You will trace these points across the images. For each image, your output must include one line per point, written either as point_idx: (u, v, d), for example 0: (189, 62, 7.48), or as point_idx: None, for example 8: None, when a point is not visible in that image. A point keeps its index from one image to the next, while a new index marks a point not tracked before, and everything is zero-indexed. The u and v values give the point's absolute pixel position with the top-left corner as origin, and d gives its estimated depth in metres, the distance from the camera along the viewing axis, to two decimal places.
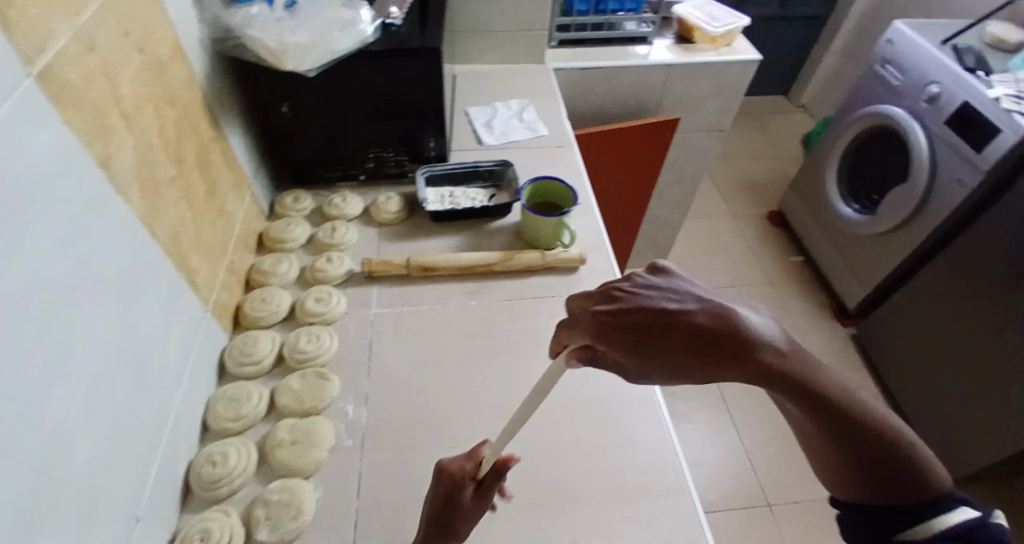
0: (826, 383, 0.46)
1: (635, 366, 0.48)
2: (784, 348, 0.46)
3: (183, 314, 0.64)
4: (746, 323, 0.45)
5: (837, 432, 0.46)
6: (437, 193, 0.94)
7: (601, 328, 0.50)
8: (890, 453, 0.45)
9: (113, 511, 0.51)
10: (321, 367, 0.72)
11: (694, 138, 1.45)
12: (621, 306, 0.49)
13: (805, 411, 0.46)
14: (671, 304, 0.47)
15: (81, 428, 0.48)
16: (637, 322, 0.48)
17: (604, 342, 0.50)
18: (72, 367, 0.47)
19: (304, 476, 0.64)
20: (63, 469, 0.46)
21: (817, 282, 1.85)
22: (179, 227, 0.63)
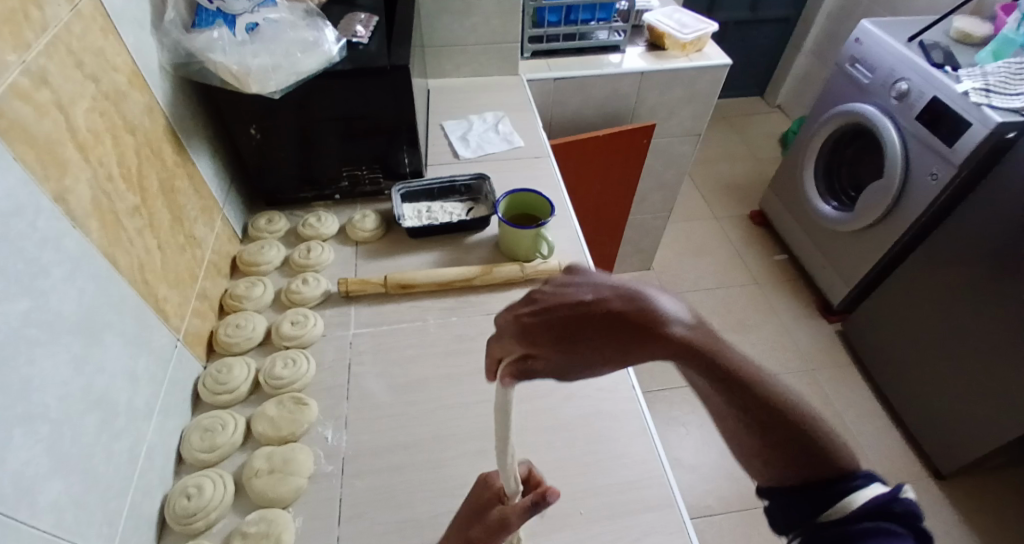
0: (734, 359, 0.47)
1: (565, 362, 0.48)
2: (692, 327, 0.48)
3: (153, 346, 0.62)
4: (655, 304, 0.48)
5: (750, 408, 0.46)
6: (414, 209, 0.94)
7: (525, 327, 0.50)
8: (800, 428, 0.46)
9: None
10: (298, 392, 0.71)
11: (671, 143, 1.46)
12: (541, 303, 0.50)
13: (716, 389, 0.47)
14: (587, 293, 0.49)
15: (47, 472, 0.47)
16: (560, 316, 0.48)
17: (530, 341, 0.49)
18: (29, 408, 0.46)
19: (283, 506, 0.62)
20: (28, 517, 0.44)
21: (801, 280, 1.85)
22: (144, 257, 0.62)
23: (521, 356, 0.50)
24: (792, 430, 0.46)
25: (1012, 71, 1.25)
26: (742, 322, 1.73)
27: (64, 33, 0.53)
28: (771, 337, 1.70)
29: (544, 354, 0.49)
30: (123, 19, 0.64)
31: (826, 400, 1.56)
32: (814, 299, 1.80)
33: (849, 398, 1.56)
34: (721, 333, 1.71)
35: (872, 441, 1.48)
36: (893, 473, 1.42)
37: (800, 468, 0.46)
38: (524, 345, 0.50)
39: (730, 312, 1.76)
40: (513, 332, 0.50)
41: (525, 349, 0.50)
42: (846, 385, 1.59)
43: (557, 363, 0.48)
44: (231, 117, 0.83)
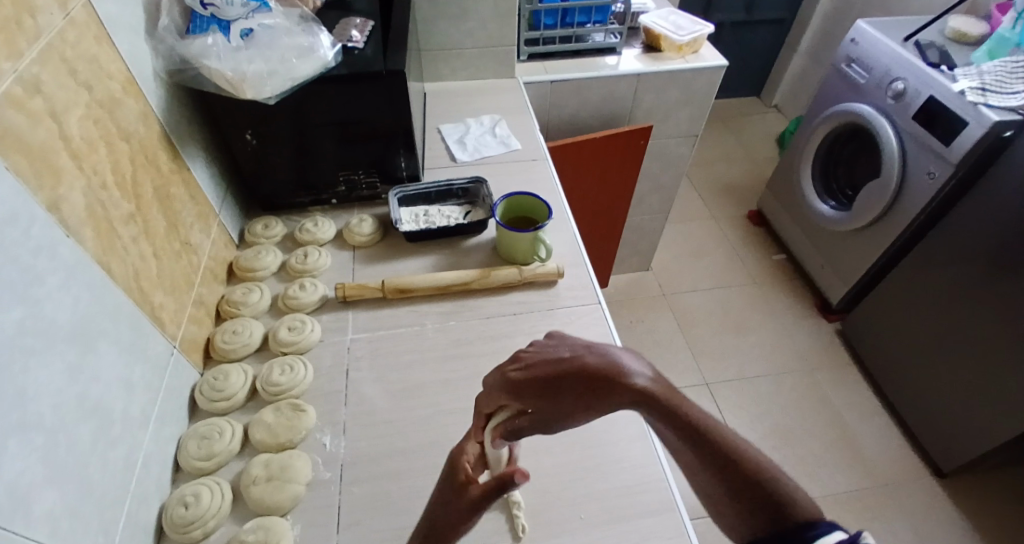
0: (693, 408, 0.50)
1: (545, 414, 0.54)
2: (654, 379, 0.52)
3: (149, 353, 0.62)
4: (619, 358, 0.52)
5: (710, 455, 0.48)
6: (411, 213, 0.93)
7: (513, 383, 0.55)
8: (758, 477, 0.47)
9: None
10: (296, 399, 0.71)
11: (669, 144, 1.46)
12: (529, 361, 0.55)
13: (677, 435, 0.50)
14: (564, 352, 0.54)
15: (42, 483, 0.46)
16: (540, 373, 0.53)
17: (517, 396, 0.55)
18: (24, 417, 0.45)
19: (280, 513, 0.62)
20: (23, 528, 0.44)
21: (800, 280, 1.85)
22: (139, 264, 0.62)
23: (511, 409, 0.56)
24: (751, 477, 0.47)
25: (1008, 70, 1.26)
26: (741, 323, 1.73)
27: (58, 41, 0.53)
28: (771, 338, 1.70)
29: (528, 408, 0.54)
30: (117, 25, 0.63)
31: (826, 400, 1.55)
32: (813, 299, 1.80)
33: (849, 399, 1.56)
34: (720, 334, 1.71)
35: (872, 441, 1.47)
36: (893, 473, 1.42)
37: (763, 516, 0.46)
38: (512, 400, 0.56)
39: (729, 312, 1.76)
40: (503, 387, 0.56)
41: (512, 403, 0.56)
42: (845, 385, 1.59)
43: (538, 416, 0.54)
44: (226, 123, 0.83)
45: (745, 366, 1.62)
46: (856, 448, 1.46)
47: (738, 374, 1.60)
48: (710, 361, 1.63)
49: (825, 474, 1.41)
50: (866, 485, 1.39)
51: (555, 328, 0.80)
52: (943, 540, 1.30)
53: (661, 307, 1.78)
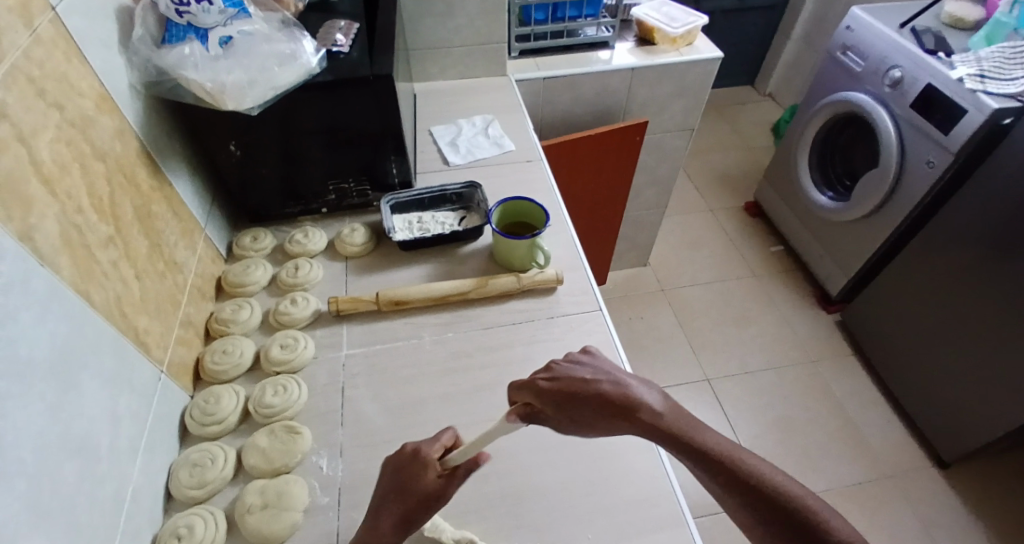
0: (713, 441, 0.52)
1: (564, 422, 0.54)
2: (670, 409, 0.54)
3: (136, 382, 0.59)
4: (636, 390, 0.54)
5: (737, 488, 0.49)
6: (404, 220, 0.91)
7: (539, 387, 0.56)
8: (786, 507, 0.48)
9: None
10: (290, 420, 0.68)
11: (665, 138, 1.43)
12: (556, 373, 0.56)
13: (702, 469, 0.51)
14: (590, 374, 0.55)
15: (26, 531, 0.43)
16: (566, 384, 0.55)
17: (541, 399, 0.55)
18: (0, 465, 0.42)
19: (278, 542, 0.59)
20: None
21: (800, 271, 1.83)
22: (120, 289, 0.59)
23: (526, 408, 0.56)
24: (776, 505, 0.48)
25: (1006, 56, 1.23)
26: (740, 316, 1.72)
27: (23, 60, 0.50)
28: (771, 330, 1.68)
29: (548, 410, 0.55)
30: (87, 38, 0.60)
31: (828, 391, 1.54)
32: (812, 290, 1.78)
33: (851, 390, 1.55)
34: (720, 327, 1.69)
35: (874, 432, 1.47)
36: (899, 464, 1.41)
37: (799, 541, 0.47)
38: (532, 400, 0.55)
39: (728, 305, 1.74)
40: (527, 387, 0.56)
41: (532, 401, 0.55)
42: (847, 376, 1.58)
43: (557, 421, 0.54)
44: (209, 135, 0.80)
45: (746, 360, 1.61)
46: (859, 439, 1.45)
47: (739, 368, 1.59)
48: (710, 355, 1.62)
49: (829, 466, 1.40)
50: (869, 476, 1.38)
51: (555, 337, 0.78)
52: (948, 530, 1.30)
53: (660, 301, 1.76)
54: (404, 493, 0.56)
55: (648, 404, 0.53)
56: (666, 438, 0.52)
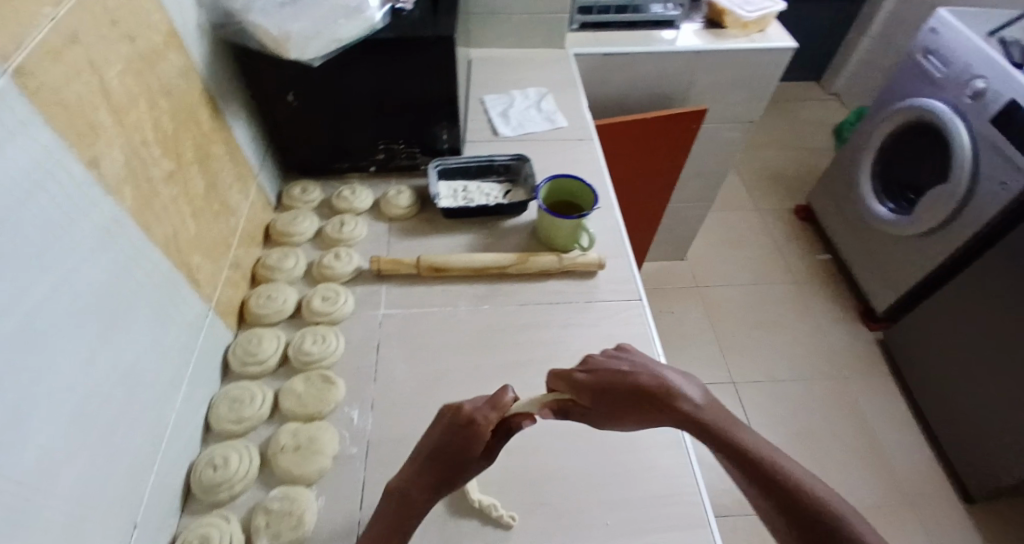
0: (755, 444, 0.50)
1: (599, 412, 0.56)
2: (709, 408, 0.53)
3: (184, 317, 0.60)
4: (674, 382, 0.54)
5: (774, 494, 0.47)
6: (450, 187, 0.90)
7: (573, 379, 0.57)
8: (827, 523, 0.45)
9: (110, 524, 0.46)
10: (326, 370, 0.69)
11: (722, 129, 1.38)
12: (594, 366, 0.57)
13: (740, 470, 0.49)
14: (624, 368, 0.56)
15: (76, 441, 0.43)
16: (600, 378, 0.56)
17: (576, 390, 0.56)
18: (62, 383, 0.42)
19: (306, 484, 0.60)
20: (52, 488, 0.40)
21: (845, 283, 1.77)
22: (178, 225, 0.59)
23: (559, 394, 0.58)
24: (804, 509, 0.46)
25: None
26: (776, 321, 1.67)
27: None
28: (807, 340, 1.64)
29: (582, 401, 0.56)
30: None
31: (859, 409, 1.50)
32: (855, 304, 1.72)
33: (882, 409, 1.50)
34: (754, 330, 1.65)
35: (901, 456, 1.42)
36: (923, 492, 1.36)
37: None
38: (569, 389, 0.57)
39: (765, 309, 1.70)
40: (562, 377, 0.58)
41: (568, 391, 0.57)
42: (881, 396, 1.53)
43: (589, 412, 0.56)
44: (268, 82, 0.79)
45: (776, 366, 1.57)
46: (886, 461, 1.41)
47: (768, 374, 1.56)
48: (739, 358, 1.59)
49: (849, 484, 1.37)
50: (890, 499, 1.35)
51: (591, 322, 0.77)
52: None
53: (694, 297, 1.73)
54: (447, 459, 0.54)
55: (685, 399, 0.53)
56: (704, 434, 0.52)
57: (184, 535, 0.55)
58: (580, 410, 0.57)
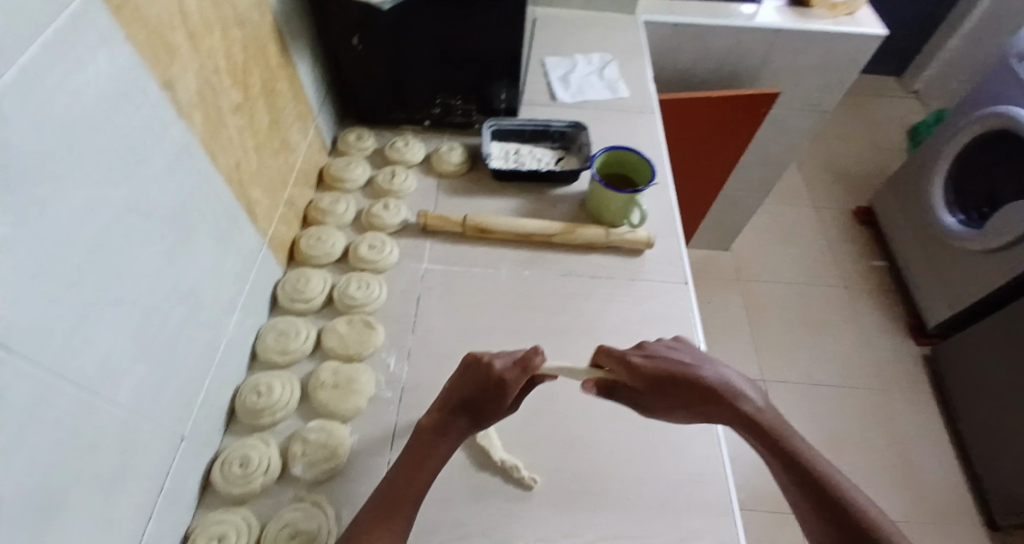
0: (809, 453, 0.50)
1: (650, 399, 0.55)
2: (765, 411, 0.53)
3: (240, 248, 0.62)
4: (735, 382, 0.55)
5: (821, 503, 0.47)
6: (502, 148, 0.89)
7: (630, 362, 0.55)
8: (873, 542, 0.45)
9: (161, 436, 0.49)
10: (367, 315, 0.71)
11: (790, 117, 1.31)
12: (651, 354, 0.56)
13: (788, 475, 0.50)
14: (684, 360, 0.56)
15: (135, 355, 0.45)
16: (660, 366, 0.55)
17: (632, 374, 0.55)
18: (128, 296, 0.43)
19: (341, 420, 0.62)
20: (112, 396, 0.42)
21: (897, 293, 1.70)
22: (241, 157, 0.60)
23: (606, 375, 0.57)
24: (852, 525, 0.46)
25: None
26: (818, 323, 1.62)
27: None
28: (848, 346, 1.58)
29: (635, 386, 0.55)
30: None
31: (894, 423, 1.45)
32: (906, 316, 1.65)
33: (919, 426, 1.45)
34: (794, 329, 1.61)
35: (932, 476, 1.38)
36: (949, 515, 1.32)
37: None
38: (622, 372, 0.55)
39: (808, 310, 1.65)
40: (616, 359, 0.56)
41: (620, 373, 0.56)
42: (919, 413, 1.47)
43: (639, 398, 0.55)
44: (335, 25, 0.79)
45: (812, 369, 1.53)
46: (914, 479, 1.37)
47: (803, 376, 1.52)
48: (773, 356, 1.55)
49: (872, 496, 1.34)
50: (914, 517, 1.32)
51: (633, 299, 0.76)
52: None
53: (735, 289, 1.69)
54: (478, 404, 0.55)
55: (743, 398, 0.54)
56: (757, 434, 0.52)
57: (225, 454, 0.57)
58: (628, 394, 0.56)
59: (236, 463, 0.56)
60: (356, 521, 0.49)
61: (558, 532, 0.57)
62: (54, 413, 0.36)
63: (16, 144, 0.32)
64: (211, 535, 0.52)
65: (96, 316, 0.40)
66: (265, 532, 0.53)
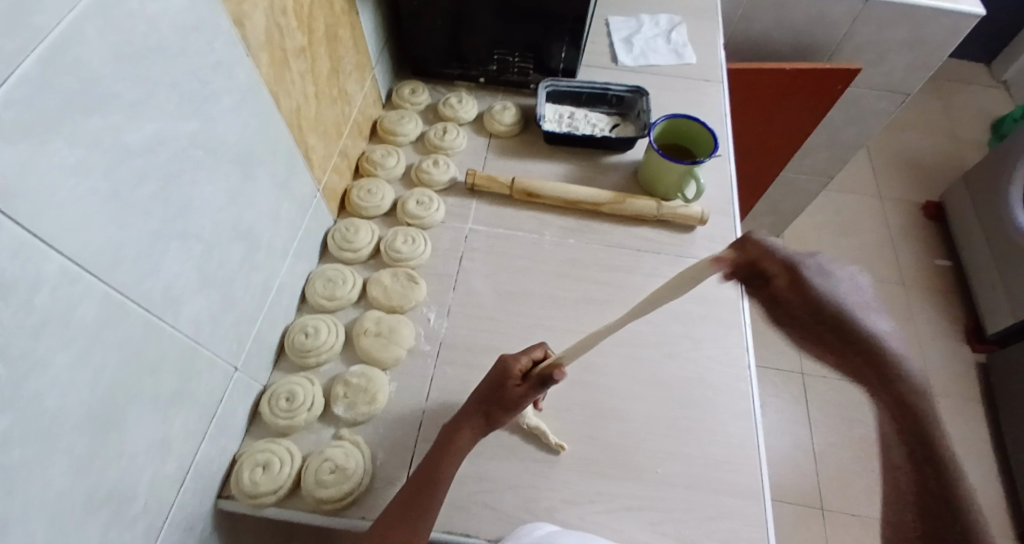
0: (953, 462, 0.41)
1: (794, 324, 0.43)
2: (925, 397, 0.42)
3: (296, 192, 0.63)
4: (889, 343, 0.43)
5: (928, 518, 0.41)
6: (556, 111, 0.87)
7: (799, 274, 0.42)
8: None
9: (216, 366, 0.51)
10: (412, 270, 0.72)
11: (867, 99, 1.22)
12: (820, 272, 0.43)
13: (908, 476, 0.42)
14: (853, 297, 0.44)
15: (196, 286, 0.46)
16: (827, 291, 0.43)
17: (794, 287, 0.42)
18: (192, 229, 0.45)
19: (382, 368, 0.64)
20: (174, 323, 0.44)
21: (958, 297, 1.61)
22: (301, 101, 0.61)
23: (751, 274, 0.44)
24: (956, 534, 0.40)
25: None
26: None
27: None
28: None
29: (790, 303, 0.42)
30: None
31: None
32: (964, 320, 1.57)
33: (963, 435, 1.40)
34: None
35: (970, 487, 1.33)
36: None
37: None
38: (781, 280, 0.42)
39: None
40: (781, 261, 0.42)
41: (779, 280, 0.42)
42: (965, 422, 1.42)
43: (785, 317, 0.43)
44: None
45: None
46: None
47: None
48: None
49: None
50: None
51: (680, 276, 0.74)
52: None
53: None
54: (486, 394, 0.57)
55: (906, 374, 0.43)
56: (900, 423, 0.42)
57: (273, 388, 0.60)
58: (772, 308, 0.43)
59: (283, 398, 0.59)
60: (387, 509, 0.52)
61: (583, 498, 0.58)
62: (119, 334, 0.38)
63: (95, 70, 0.33)
64: (257, 461, 0.55)
65: (161, 246, 0.41)
66: (307, 464, 0.56)
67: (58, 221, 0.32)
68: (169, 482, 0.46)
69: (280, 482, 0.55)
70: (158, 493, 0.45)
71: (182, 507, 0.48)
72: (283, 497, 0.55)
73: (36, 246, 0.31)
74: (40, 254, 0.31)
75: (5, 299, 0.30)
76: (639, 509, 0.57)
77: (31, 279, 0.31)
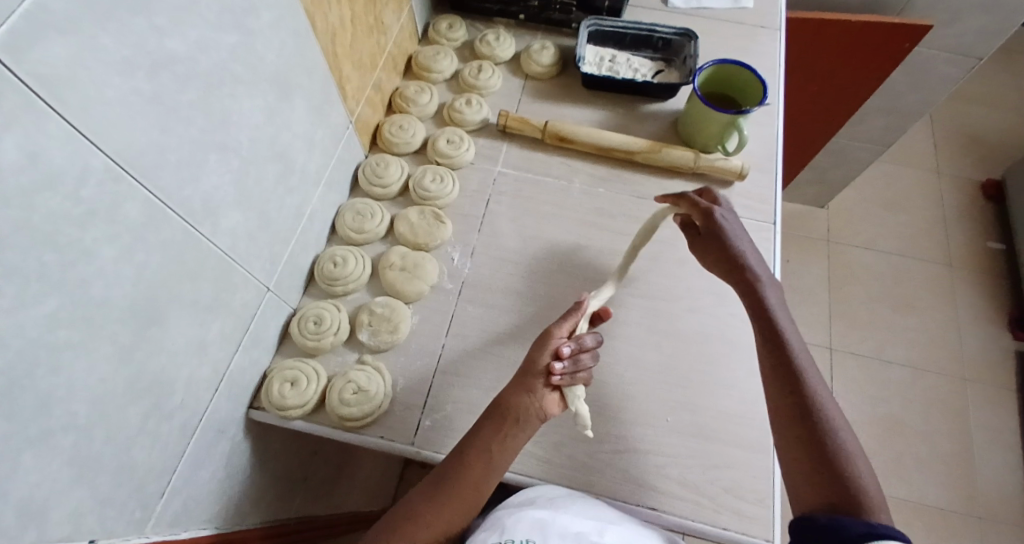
0: (815, 375, 0.53)
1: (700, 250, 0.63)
2: (791, 328, 0.56)
3: (330, 121, 0.63)
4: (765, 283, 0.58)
5: (787, 394, 0.52)
6: (597, 54, 0.84)
7: (711, 215, 0.62)
8: (815, 422, 0.50)
9: (249, 284, 0.52)
10: (439, 208, 0.71)
11: (933, 64, 1.14)
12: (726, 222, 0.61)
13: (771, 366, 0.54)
14: (746, 246, 0.60)
15: (232, 200, 0.47)
16: (727, 228, 0.61)
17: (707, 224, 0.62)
18: (231, 144, 0.45)
19: (405, 301, 0.65)
20: (212, 235, 0.45)
21: (1006, 281, 1.54)
22: (337, 27, 0.60)
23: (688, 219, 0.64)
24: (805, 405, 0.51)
25: None
26: (906, 298, 1.51)
27: None
28: (933, 327, 1.47)
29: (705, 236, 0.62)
30: None
31: (964, 415, 1.37)
32: (1009, 306, 1.50)
33: (990, 421, 1.36)
34: (877, 302, 1.51)
35: (989, 470, 1.31)
36: (995, 513, 1.27)
37: (797, 435, 0.51)
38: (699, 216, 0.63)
39: (898, 285, 1.53)
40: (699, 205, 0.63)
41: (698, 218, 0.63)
42: (994, 409, 1.38)
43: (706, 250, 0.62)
44: None
45: (886, 344, 1.45)
46: (967, 471, 1.31)
47: (874, 350, 1.45)
48: (847, 326, 1.48)
49: (920, 481, 1.30)
50: (958, 508, 1.27)
51: None
52: None
53: (821, 252, 1.59)
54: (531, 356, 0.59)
55: (773, 302, 0.57)
56: (764, 332, 0.56)
57: (302, 311, 0.61)
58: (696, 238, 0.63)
59: (312, 320, 0.60)
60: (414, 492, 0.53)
61: (592, 441, 0.58)
62: (160, 237, 0.39)
63: None
64: (286, 377, 0.57)
65: (201, 156, 0.42)
66: (332, 384, 0.58)
67: (104, 116, 0.33)
68: (202, 388, 0.48)
69: (307, 398, 0.57)
70: (193, 397, 0.47)
71: (214, 413, 0.51)
72: (309, 411, 0.57)
73: (80, 140, 0.32)
74: (85, 147, 0.32)
75: (53, 189, 0.31)
76: (647, 456, 0.58)
77: (78, 171, 0.32)
